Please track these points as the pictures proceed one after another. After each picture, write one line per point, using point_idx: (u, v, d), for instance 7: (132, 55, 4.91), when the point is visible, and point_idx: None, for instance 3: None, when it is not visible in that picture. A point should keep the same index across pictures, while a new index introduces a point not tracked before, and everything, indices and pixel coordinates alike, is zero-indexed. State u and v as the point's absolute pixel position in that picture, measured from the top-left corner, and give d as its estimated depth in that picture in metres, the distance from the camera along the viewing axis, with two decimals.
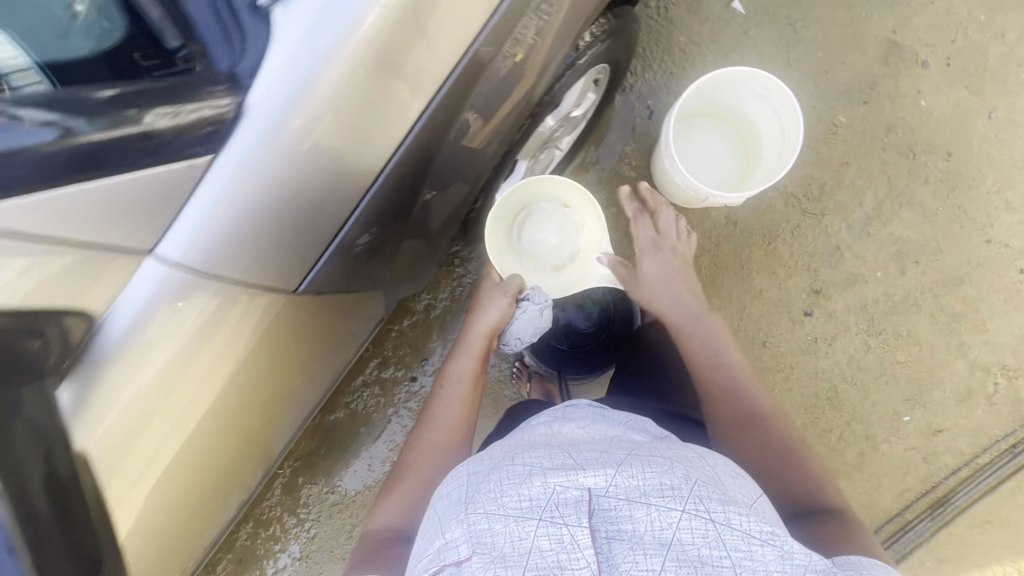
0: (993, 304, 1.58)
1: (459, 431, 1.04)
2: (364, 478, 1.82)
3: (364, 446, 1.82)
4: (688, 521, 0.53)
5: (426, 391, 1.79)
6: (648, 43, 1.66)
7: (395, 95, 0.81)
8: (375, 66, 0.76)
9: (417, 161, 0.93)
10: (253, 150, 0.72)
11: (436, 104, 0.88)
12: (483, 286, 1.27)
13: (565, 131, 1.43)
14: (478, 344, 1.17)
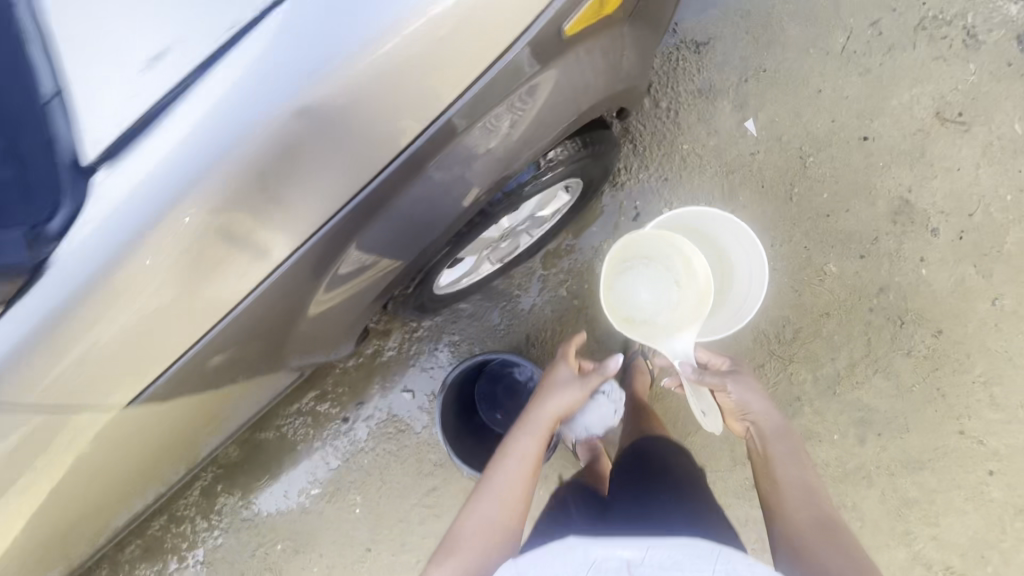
0: (951, 500, 1.46)
1: (509, 526, 0.89)
2: (279, 503, 1.82)
3: (285, 472, 1.81)
4: None
5: (355, 435, 1.78)
6: (651, 143, 1.59)
7: (255, 232, 0.67)
8: (231, 208, 0.63)
9: (306, 279, 0.77)
10: (116, 219, 0.59)
11: (335, 223, 0.72)
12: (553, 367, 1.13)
13: (533, 225, 1.38)
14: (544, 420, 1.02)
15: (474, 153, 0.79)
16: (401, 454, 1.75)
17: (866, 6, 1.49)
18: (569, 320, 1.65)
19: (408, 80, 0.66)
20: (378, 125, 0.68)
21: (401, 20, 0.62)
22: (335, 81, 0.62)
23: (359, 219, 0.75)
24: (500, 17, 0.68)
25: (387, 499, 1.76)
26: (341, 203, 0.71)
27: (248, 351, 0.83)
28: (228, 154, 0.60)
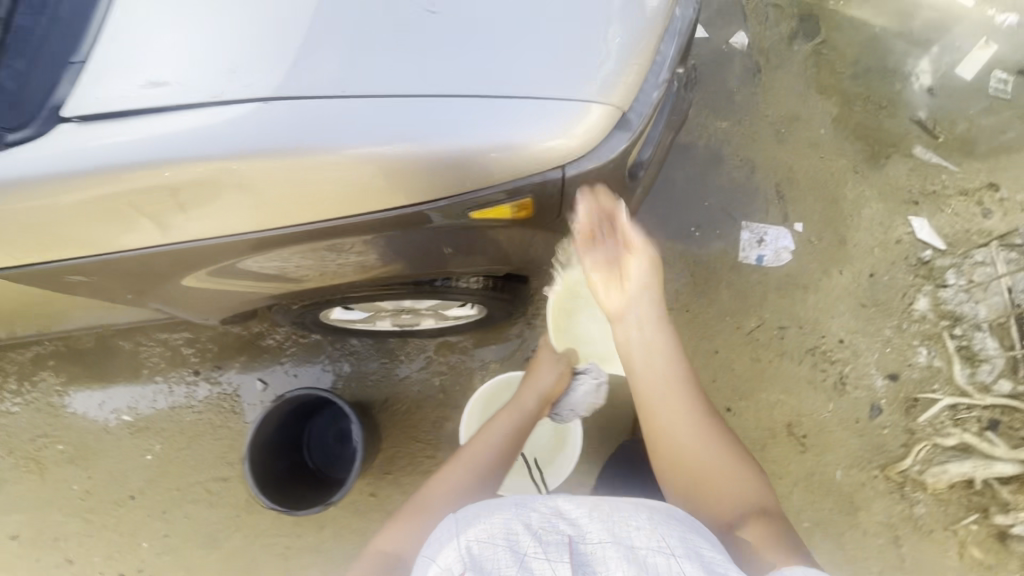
0: None
1: (490, 467, 1.09)
2: (90, 408, 1.82)
3: (115, 385, 1.83)
4: (664, 562, 0.65)
5: (195, 391, 1.81)
6: None
7: (145, 219, 0.79)
8: (138, 199, 0.76)
9: (179, 263, 0.89)
10: (52, 158, 0.74)
11: (214, 242, 0.84)
12: (540, 355, 1.39)
13: (439, 316, 1.54)
14: (532, 402, 1.26)
15: (368, 252, 0.93)
16: (218, 432, 1.78)
17: (781, 312, 1.75)
18: (427, 407, 1.76)
19: (325, 187, 0.77)
20: (284, 203, 0.79)
21: (339, 149, 0.75)
22: (266, 160, 0.74)
23: (239, 250, 0.87)
24: (424, 183, 0.80)
25: (179, 463, 1.76)
26: (229, 235, 0.83)
27: (108, 283, 0.95)
28: (156, 163, 0.73)
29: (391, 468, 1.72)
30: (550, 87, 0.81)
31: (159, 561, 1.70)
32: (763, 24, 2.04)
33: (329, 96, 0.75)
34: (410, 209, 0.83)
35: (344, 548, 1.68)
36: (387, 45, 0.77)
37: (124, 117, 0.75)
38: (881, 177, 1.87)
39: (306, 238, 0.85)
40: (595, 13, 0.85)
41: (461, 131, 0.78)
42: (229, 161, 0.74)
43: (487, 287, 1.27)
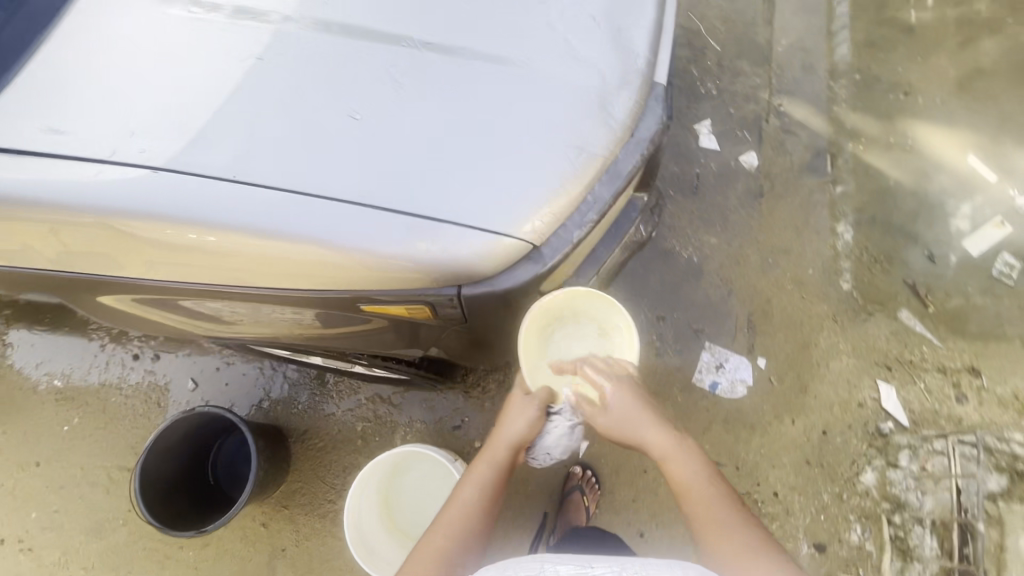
0: None
1: (470, 537, 1.02)
2: (28, 365, 1.84)
3: (57, 349, 1.85)
4: None
5: (127, 374, 1.82)
6: None
7: (43, 248, 0.80)
8: (32, 231, 0.76)
9: (81, 286, 0.90)
10: None
11: (113, 280, 0.85)
12: (510, 394, 1.19)
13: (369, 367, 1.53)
14: (503, 453, 1.12)
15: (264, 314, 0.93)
16: (138, 421, 1.78)
17: (720, 447, 1.69)
18: (343, 450, 1.73)
19: (212, 260, 0.76)
20: (171, 264, 0.78)
21: (226, 231, 0.73)
22: (150, 226, 0.72)
23: (137, 288, 0.87)
24: (314, 276, 0.79)
25: (90, 442, 1.76)
26: (125, 276, 0.83)
27: (23, 282, 0.98)
28: (39, 204, 0.71)
29: (289, 503, 1.69)
30: (460, 210, 0.79)
31: (41, 535, 1.69)
32: (776, 151, 2.03)
33: (227, 177, 0.72)
34: (299, 292, 0.82)
35: (221, 573, 1.65)
36: (302, 135, 0.75)
37: (11, 151, 0.72)
38: (859, 333, 1.80)
39: (198, 293, 0.85)
40: (532, 141, 0.83)
41: (355, 238, 0.75)
42: (113, 221, 0.72)
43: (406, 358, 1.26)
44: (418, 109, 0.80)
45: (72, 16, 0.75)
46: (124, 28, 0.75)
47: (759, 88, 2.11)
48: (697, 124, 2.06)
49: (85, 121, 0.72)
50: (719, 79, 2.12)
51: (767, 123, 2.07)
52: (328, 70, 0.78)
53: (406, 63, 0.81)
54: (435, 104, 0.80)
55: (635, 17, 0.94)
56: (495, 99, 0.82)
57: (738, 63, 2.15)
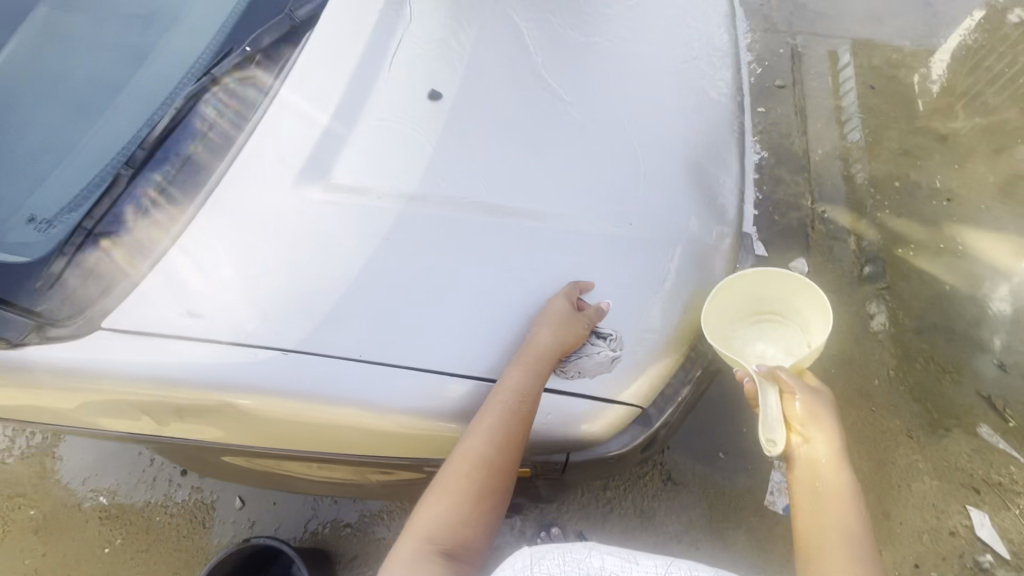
0: None
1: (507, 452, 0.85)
2: (76, 479, 1.81)
3: (105, 464, 1.83)
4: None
5: (174, 492, 1.78)
6: (574, 513, 1.68)
7: (200, 422, 0.92)
8: (203, 408, 0.89)
9: (214, 450, 0.99)
10: (133, 365, 0.88)
11: (256, 450, 0.96)
12: (561, 296, 0.89)
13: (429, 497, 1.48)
14: (547, 361, 0.86)
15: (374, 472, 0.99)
16: (181, 543, 1.71)
17: None
18: None
19: (354, 426, 0.88)
20: (319, 434, 0.90)
21: (370, 401, 0.87)
22: (309, 401, 0.87)
23: (275, 454, 0.96)
24: (439, 441, 0.90)
25: (129, 568, 1.68)
26: (270, 446, 0.94)
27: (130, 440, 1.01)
28: (223, 385, 0.88)
29: None
30: (553, 380, 0.90)
31: None
32: (824, 258, 2.05)
33: (353, 360, 0.87)
34: (427, 458, 0.92)
35: None
36: (419, 320, 0.89)
37: (199, 342, 0.89)
38: (935, 450, 1.71)
39: (331, 459, 0.94)
40: (628, 311, 0.91)
41: (459, 407, 0.88)
42: (279, 398, 0.87)
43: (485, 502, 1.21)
44: (518, 286, 0.91)
45: (233, 221, 0.94)
46: (288, 235, 0.93)
47: (801, 196, 2.17)
48: None
49: (224, 313, 0.90)
50: (761, 186, 2.19)
51: (813, 230, 2.10)
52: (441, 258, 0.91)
53: (504, 243, 0.92)
54: (533, 280, 0.91)
55: (720, 178, 1.01)
56: (594, 271, 0.92)
57: (778, 172, 2.22)
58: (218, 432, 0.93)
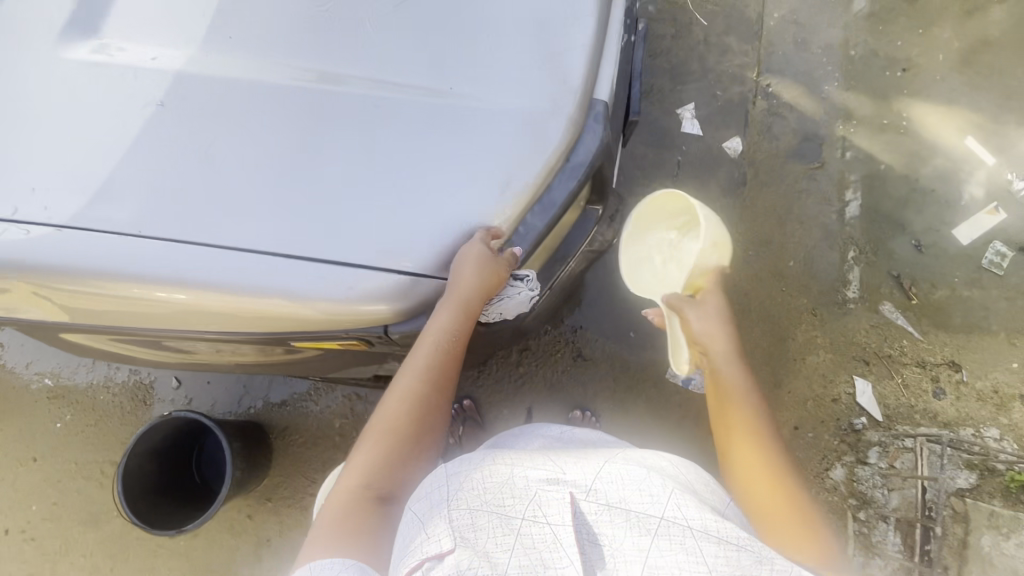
0: None
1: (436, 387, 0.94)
2: (19, 364, 1.91)
3: (44, 350, 1.91)
4: (651, 515, 0.76)
5: (114, 374, 1.88)
6: (488, 387, 1.80)
7: (38, 301, 0.92)
8: (31, 288, 0.89)
9: (73, 329, 1.02)
10: None
11: (107, 329, 0.98)
12: (481, 239, 0.88)
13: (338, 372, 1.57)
14: (471, 306, 0.92)
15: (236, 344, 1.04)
16: (126, 418, 1.85)
17: (689, 442, 1.73)
18: (324, 446, 1.80)
19: (180, 301, 0.88)
20: (153, 311, 0.90)
21: (191, 277, 0.86)
22: (132, 278, 0.86)
23: (127, 332, 0.98)
24: (268, 317, 0.89)
25: (82, 439, 1.84)
26: (116, 324, 0.96)
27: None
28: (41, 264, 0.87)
29: (272, 497, 1.76)
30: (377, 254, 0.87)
31: (42, 526, 1.79)
32: (761, 136, 1.95)
33: (165, 236, 0.86)
34: (265, 332, 0.93)
35: (210, 560, 1.74)
36: (232, 196, 0.87)
37: (17, 224, 0.87)
38: (834, 328, 1.79)
39: (181, 333, 0.97)
40: (446, 182, 0.89)
41: (269, 281, 0.87)
42: (101, 277, 0.87)
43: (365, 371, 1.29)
44: (330, 155, 0.88)
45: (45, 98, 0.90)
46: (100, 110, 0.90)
47: (747, 67, 2.01)
48: (679, 108, 1.98)
49: (40, 192, 0.88)
50: (705, 57, 2.02)
51: (754, 106, 1.98)
52: (254, 128, 0.89)
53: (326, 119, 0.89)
54: (346, 148, 0.89)
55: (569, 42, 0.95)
56: (420, 146, 0.89)
57: (726, 39, 2.03)
58: (63, 313, 0.95)
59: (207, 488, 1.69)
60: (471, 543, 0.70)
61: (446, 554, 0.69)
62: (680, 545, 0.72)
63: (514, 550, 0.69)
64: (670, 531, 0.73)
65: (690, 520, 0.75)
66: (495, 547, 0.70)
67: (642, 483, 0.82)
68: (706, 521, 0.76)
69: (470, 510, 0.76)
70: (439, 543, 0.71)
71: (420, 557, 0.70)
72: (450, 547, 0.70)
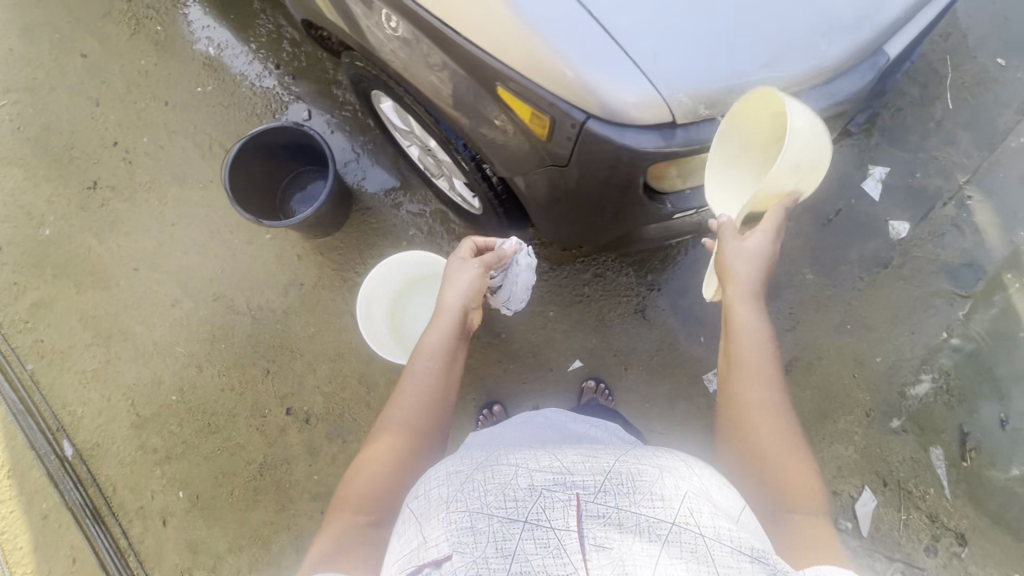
0: (271, 571, 1.69)
1: (429, 399, 1.02)
2: (197, 21, 2.05)
3: (223, 23, 2.04)
4: (663, 524, 0.68)
5: (264, 77, 2.00)
6: (548, 285, 1.84)
7: None
8: None
9: None
10: None
11: None
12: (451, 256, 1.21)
13: (447, 182, 1.65)
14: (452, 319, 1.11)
15: (428, 65, 1.08)
16: (252, 117, 1.98)
17: (687, 442, 1.76)
18: (387, 244, 1.89)
19: None
20: None
21: None
22: None
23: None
24: (498, 37, 0.93)
25: (209, 111, 1.99)
26: None
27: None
28: None
29: (325, 254, 1.88)
30: (623, 48, 0.86)
31: (142, 157, 1.96)
32: (929, 237, 1.86)
33: None
34: (479, 52, 0.97)
35: (247, 269, 1.88)
36: None
37: None
38: (875, 438, 1.75)
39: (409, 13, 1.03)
40: (721, 28, 0.86)
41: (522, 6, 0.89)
42: None
43: (485, 183, 1.32)
44: None
45: None
46: None
47: (960, 168, 1.89)
48: (871, 165, 1.90)
49: None
50: (927, 137, 1.91)
51: (941, 207, 1.87)
52: None
53: None
54: None
55: None
56: None
57: (959, 132, 1.91)
58: None
59: (280, 205, 1.79)
60: (469, 550, 0.66)
61: (444, 560, 0.66)
62: (690, 556, 0.64)
63: (512, 556, 0.64)
64: (681, 542, 0.66)
65: (703, 527, 0.67)
66: (496, 553, 0.65)
67: (658, 483, 0.75)
68: (719, 529, 0.68)
69: (469, 512, 0.71)
70: (438, 547, 0.68)
71: (418, 565, 0.67)
72: (447, 553, 0.67)
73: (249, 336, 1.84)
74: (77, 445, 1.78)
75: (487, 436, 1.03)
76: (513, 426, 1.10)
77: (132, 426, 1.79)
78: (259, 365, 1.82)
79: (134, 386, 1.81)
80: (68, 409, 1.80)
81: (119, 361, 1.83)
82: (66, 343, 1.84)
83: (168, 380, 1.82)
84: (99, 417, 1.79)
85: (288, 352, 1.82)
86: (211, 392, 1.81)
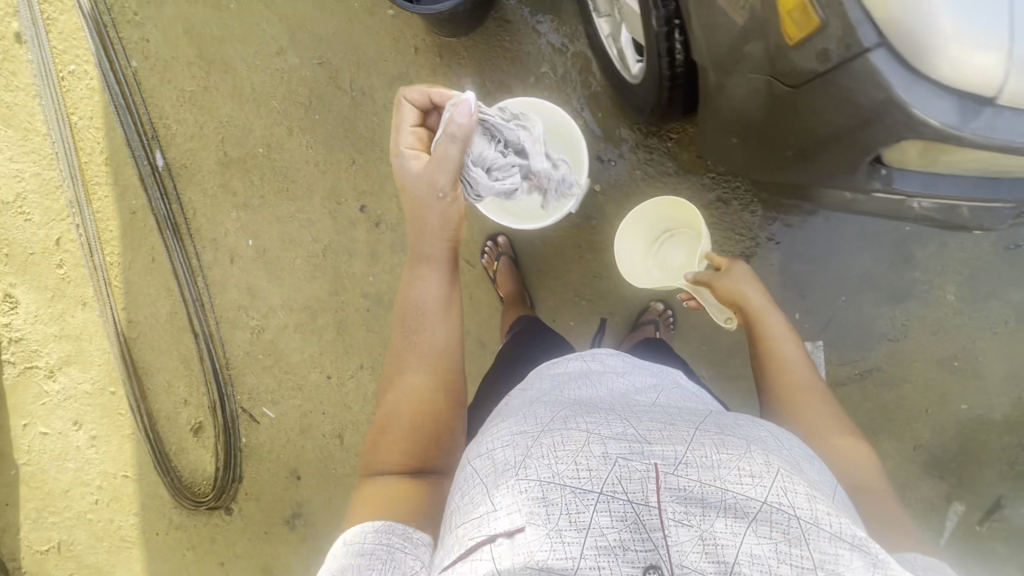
0: (312, 337, 1.86)
1: (422, 343, 1.03)
2: None
3: None
4: (752, 500, 0.64)
5: None
6: (663, 188, 1.64)
7: None
8: None
9: None
10: None
11: None
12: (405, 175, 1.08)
13: (612, 28, 1.37)
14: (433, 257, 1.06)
15: None
16: None
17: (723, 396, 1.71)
18: (513, 72, 1.64)
19: None
20: None
21: None
22: None
23: None
24: None
25: None
26: None
27: None
28: None
29: (445, 58, 1.66)
30: None
31: None
32: None
33: None
34: None
35: (361, 43, 1.70)
36: None
37: None
38: (906, 470, 1.69)
39: None
40: None
41: None
42: None
43: (667, 50, 1.07)
44: None
45: None
46: None
47: None
48: None
49: None
50: None
51: None
52: None
53: None
54: None
55: None
56: None
57: None
58: None
59: None
60: (546, 520, 0.63)
61: (520, 530, 0.63)
62: (781, 537, 0.60)
63: (587, 531, 0.61)
64: (765, 519, 0.62)
65: (797, 508, 0.63)
66: (569, 526, 0.62)
67: (738, 458, 0.70)
68: (814, 510, 0.64)
69: (543, 481, 0.67)
70: (508, 517, 0.65)
71: (490, 529, 0.65)
72: (522, 522, 0.64)
73: (344, 118, 1.74)
74: (168, 160, 1.83)
75: (548, 375, 0.97)
76: (571, 363, 1.00)
77: (218, 162, 1.81)
78: (347, 152, 1.75)
79: (226, 123, 1.78)
80: (164, 122, 1.81)
81: (217, 92, 1.77)
82: (171, 54, 1.77)
83: (258, 131, 1.78)
84: (190, 141, 1.81)
85: (377, 149, 1.73)
86: (295, 160, 1.78)
